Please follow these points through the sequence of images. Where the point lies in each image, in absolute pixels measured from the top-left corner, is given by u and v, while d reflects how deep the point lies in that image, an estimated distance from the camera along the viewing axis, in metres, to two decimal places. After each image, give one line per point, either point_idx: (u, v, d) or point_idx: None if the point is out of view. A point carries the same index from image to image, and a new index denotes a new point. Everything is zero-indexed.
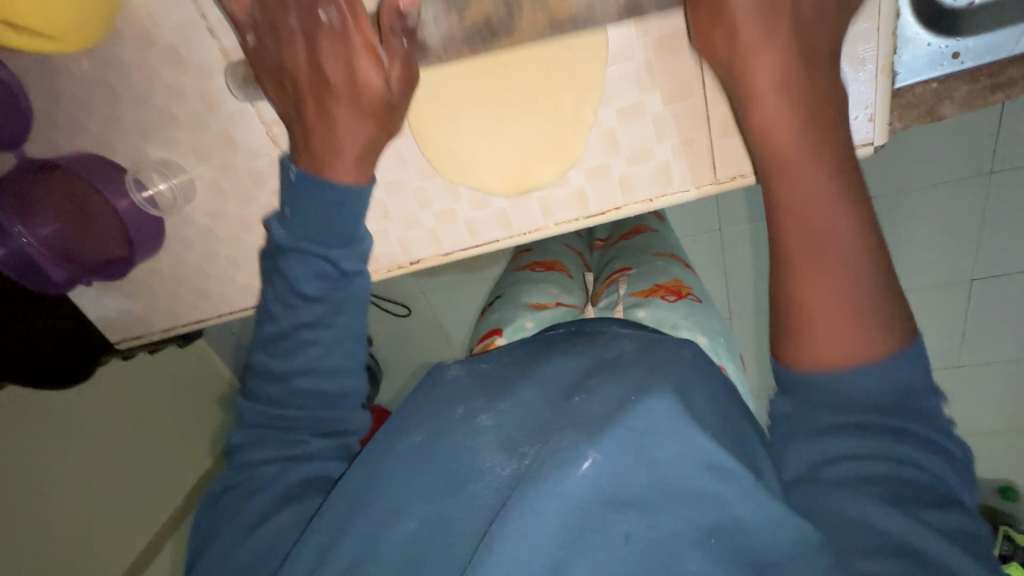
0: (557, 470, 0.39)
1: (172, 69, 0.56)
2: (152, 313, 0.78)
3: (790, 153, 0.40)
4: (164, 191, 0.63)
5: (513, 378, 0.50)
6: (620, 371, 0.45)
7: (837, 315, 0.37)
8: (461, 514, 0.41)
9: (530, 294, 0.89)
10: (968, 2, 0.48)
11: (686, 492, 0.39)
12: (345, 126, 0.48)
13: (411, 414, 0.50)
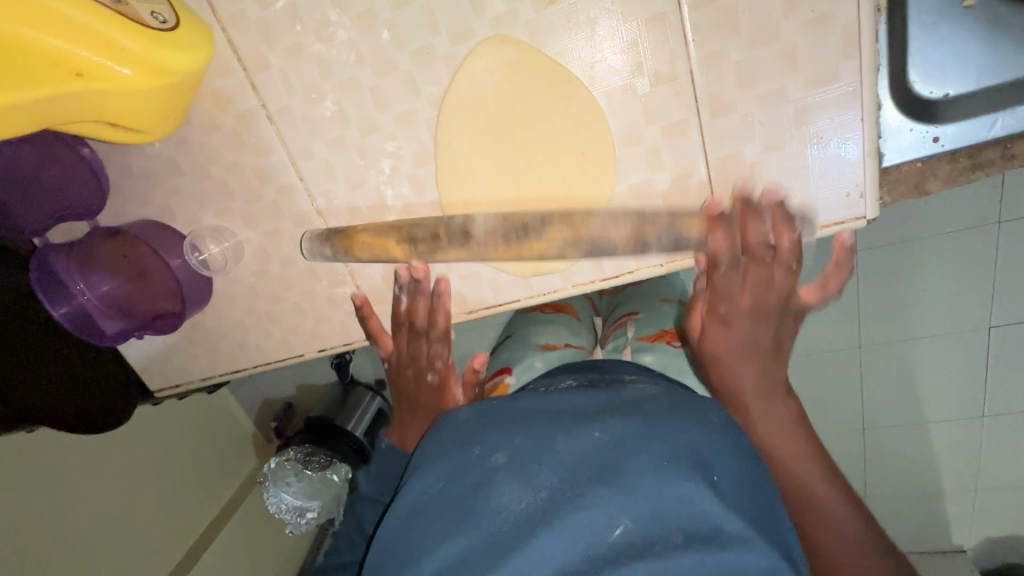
0: (582, 520, 0.48)
1: (231, 149, 0.64)
2: (192, 363, 0.83)
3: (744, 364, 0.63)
4: (216, 254, 0.70)
5: (525, 416, 0.60)
6: (618, 420, 0.56)
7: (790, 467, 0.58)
8: (488, 546, 0.49)
9: (540, 335, 0.98)
10: (943, 94, 0.53)
11: (672, 516, 0.49)
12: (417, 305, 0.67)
13: (438, 447, 0.60)
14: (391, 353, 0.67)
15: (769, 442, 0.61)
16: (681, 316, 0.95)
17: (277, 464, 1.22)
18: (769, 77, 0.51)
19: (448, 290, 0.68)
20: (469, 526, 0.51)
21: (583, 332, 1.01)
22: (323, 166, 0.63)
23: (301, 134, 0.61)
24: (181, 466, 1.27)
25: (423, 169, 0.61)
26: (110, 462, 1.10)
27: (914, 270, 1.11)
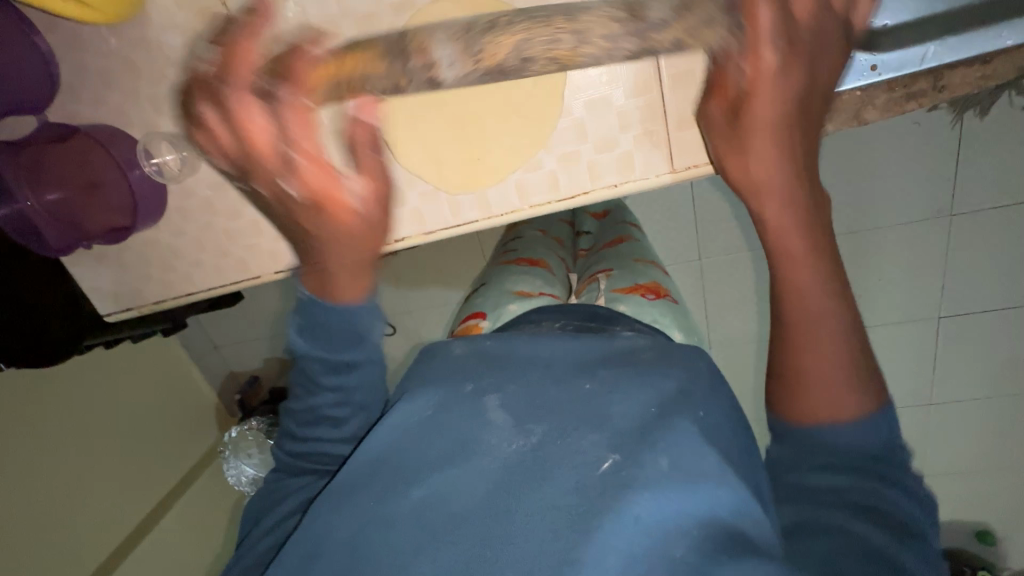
0: (567, 461, 0.51)
1: (190, 49, 0.63)
2: (145, 284, 0.81)
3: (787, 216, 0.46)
4: (170, 161, 0.69)
5: (521, 361, 0.64)
6: (609, 371, 0.60)
7: (818, 368, 0.45)
8: (472, 480, 0.52)
9: (516, 283, 0.96)
10: (884, 25, 0.55)
11: (682, 468, 0.49)
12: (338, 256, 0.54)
13: (434, 378, 0.64)
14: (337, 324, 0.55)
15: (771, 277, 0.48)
16: (652, 274, 0.98)
17: (239, 435, 1.40)
18: None
19: (407, 210, 0.69)
20: (459, 460, 0.54)
21: (558, 284, 1.02)
22: None
23: None
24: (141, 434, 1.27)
25: None
26: (69, 417, 1.10)
27: (870, 254, 1.16)
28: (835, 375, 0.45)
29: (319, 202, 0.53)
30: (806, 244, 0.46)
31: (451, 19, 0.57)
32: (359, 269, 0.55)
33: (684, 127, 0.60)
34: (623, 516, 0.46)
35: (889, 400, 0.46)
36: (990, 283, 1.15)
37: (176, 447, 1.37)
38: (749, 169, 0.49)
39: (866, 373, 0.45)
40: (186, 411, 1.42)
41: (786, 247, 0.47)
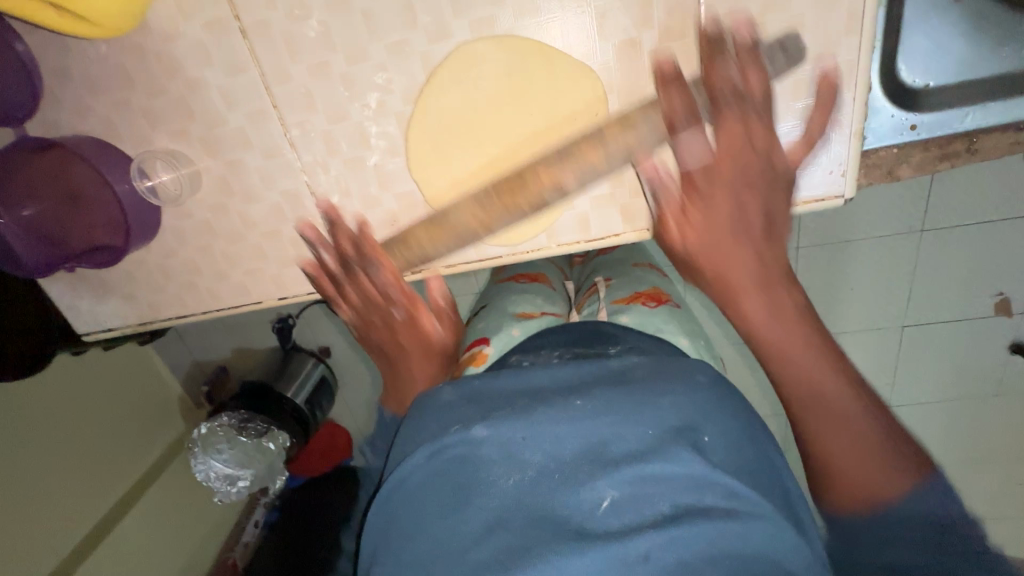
0: (571, 495, 0.51)
1: (195, 62, 0.57)
2: (129, 304, 0.75)
3: (803, 365, 0.52)
4: (167, 181, 0.63)
5: (507, 388, 0.62)
6: (601, 389, 0.58)
7: (860, 458, 0.49)
8: (473, 526, 0.51)
9: (516, 304, 0.93)
10: (925, 84, 0.56)
11: (687, 502, 0.50)
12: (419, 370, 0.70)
13: (416, 432, 0.60)
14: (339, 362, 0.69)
15: (775, 356, 0.54)
16: (650, 279, 0.95)
17: (209, 430, 1.27)
18: (777, 47, 0.51)
19: None
20: (459, 509, 0.52)
21: (558, 301, 0.98)
22: (300, 92, 0.57)
23: (279, 53, 0.55)
24: (101, 428, 1.16)
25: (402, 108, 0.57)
26: (15, 417, 0.99)
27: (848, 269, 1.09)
28: (869, 458, 0.49)
29: (380, 323, 0.69)
30: (775, 331, 0.54)
31: (484, 53, 0.54)
32: (412, 326, 0.69)
33: None
34: (632, 559, 0.47)
35: (932, 470, 0.48)
36: (961, 301, 1.09)
37: (140, 440, 1.26)
38: (735, 278, 0.54)
39: (894, 454, 0.49)
40: (149, 400, 1.31)
41: (746, 314, 0.55)
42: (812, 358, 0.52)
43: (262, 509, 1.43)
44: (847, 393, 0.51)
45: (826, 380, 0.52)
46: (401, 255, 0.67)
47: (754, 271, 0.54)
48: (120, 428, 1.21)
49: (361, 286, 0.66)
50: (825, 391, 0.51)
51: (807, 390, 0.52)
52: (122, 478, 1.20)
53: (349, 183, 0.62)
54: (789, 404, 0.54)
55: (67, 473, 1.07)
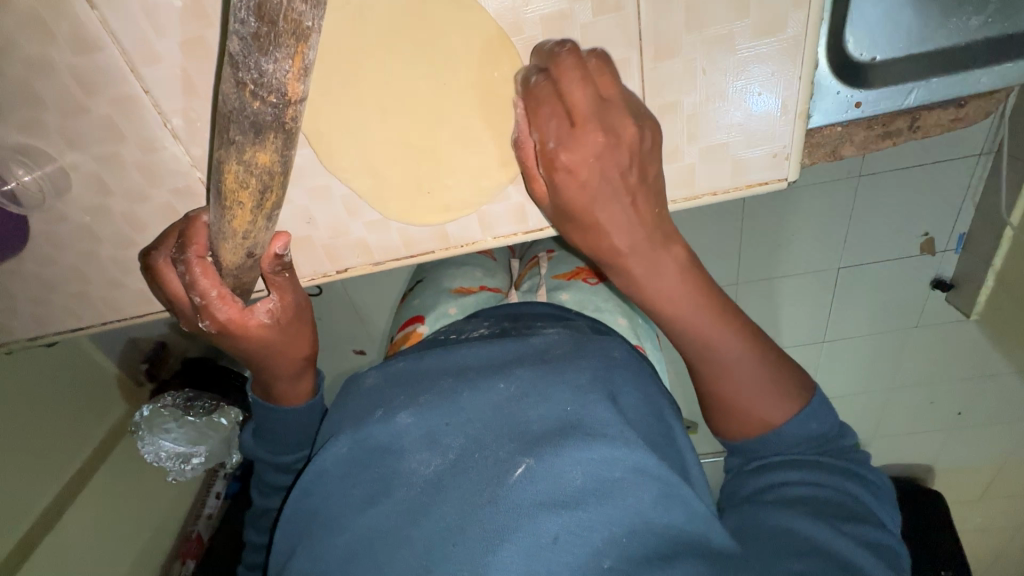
0: (488, 476, 0.48)
1: (31, 38, 0.46)
2: (11, 319, 0.66)
3: (724, 369, 0.51)
4: (28, 184, 0.53)
5: (437, 373, 0.60)
6: (524, 370, 0.56)
7: (755, 399, 0.51)
8: (392, 514, 0.49)
9: (454, 278, 0.88)
10: (871, 58, 0.53)
11: (606, 485, 0.47)
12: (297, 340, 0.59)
13: (346, 419, 0.58)
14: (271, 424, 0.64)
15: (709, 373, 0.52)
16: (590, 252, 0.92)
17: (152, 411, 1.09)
18: (719, 21, 0.46)
19: (350, 241, 0.60)
20: (379, 498, 0.50)
21: (499, 273, 0.94)
22: (176, 75, 0.48)
23: (139, 28, 0.46)
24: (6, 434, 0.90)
25: None
26: None
27: (785, 214, 1.08)
28: (763, 394, 0.51)
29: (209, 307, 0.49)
30: (730, 354, 0.51)
31: (379, 13, 0.45)
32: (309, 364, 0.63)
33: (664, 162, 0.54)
34: (542, 536, 0.44)
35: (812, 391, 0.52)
36: (889, 244, 1.11)
37: (64, 441, 1.01)
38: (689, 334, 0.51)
39: (784, 383, 0.51)
40: (80, 392, 1.06)
41: (699, 344, 0.51)
42: (746, 365, 0.51)
43: (223, 479, 1.26)
44: (730, 336, 0.51)
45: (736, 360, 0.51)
46: (323, 256, 0.61)
47: (698, 311, 0.50)
48: (35, 429, 0.95)
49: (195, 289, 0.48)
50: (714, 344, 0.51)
51: (713, 361, 0.51)
52: (42, 490, 0.95)
53: None
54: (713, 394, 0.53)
55: None
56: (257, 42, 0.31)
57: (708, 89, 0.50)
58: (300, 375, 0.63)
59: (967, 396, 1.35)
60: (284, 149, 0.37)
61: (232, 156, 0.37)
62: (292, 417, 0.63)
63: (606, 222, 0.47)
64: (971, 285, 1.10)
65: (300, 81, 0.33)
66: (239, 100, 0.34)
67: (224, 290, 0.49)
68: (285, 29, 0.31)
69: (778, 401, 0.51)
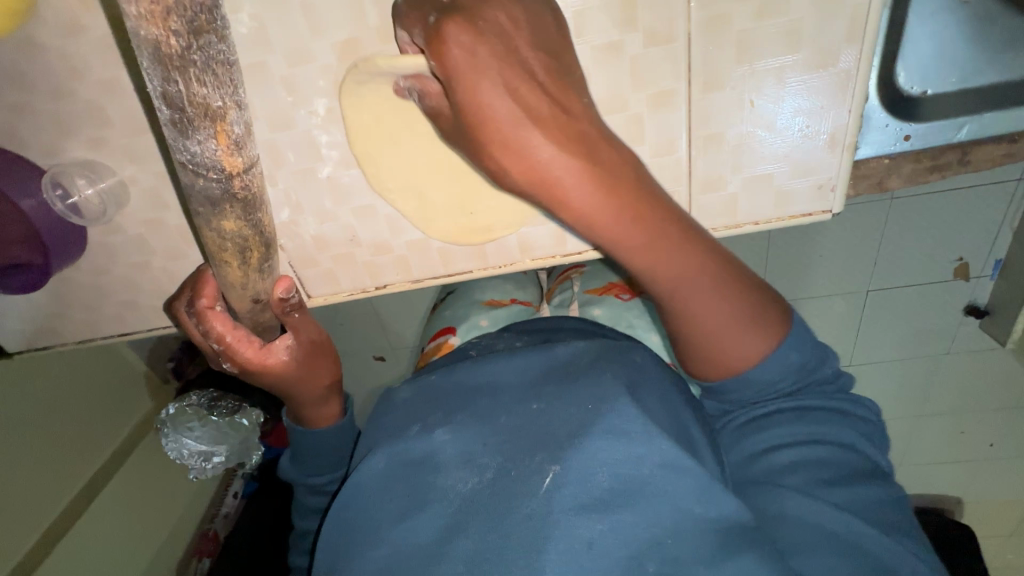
0: (524, 486, 0.48)
1: (104, 60, 0.48)
2: (63, 324, 0.68)
3: (694, 298, 0.46)
4: (90, 197, 0.56)
5: (465, 388, 0.60)
6: (551, 385, 0.56)
7: (725, 333, 0.47)
8: (430, 528, 0.49)
9: (484, 291, 0.89)
10: (922, 90, 0.52)
11: (638, 487, 0.47)
12: (321, 371, 0.64)
13: (385, 431, 0.59)
14: (305, 450, 0.68)
15: (675, 305, 0.47)
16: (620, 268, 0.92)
17: (178, 408, 1.09)
18: (770, 55, 0.47)
19: (391, 257, 0.61)
20: (416, 510, 0.50)
21: (530, 286, 0.93)
22: None
23: None
24: (38, 425, 0.93)
25: (341, 112, 0.51)
26: None
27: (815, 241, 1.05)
28: (738, 325, 0.47)
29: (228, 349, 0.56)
30: (697, 281, 0.46)
31: None
32: (336, 389, 0.67)
33: (707, 191, 0.54)
34: (578, 543, 0.45)
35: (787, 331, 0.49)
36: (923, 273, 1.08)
37: (94, 435, 1.04)
38: (652, 272, 0.46)
39: (758, 312, 0.48)
40: (108, 388, 1.09)
41: (668, 278, 0.46)
42: (719, 299, 0.46)
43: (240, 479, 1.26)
44: (699, 262, 0.45)
45: (705, 295, 0.46)
46: (364, 272, 0.62)
47: (677, 253, 0.45)
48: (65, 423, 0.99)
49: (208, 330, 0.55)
50: (686, 302, 0.46)
51: (676, 288, 0.46)
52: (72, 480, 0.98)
53: (299, 196, 0.56)
54: (676, 329, 0.49)
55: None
56: (177, 127, 0.39)
57: (755, 120, 0.50)
58: (328, 400, 0.67)
59: (1004, 427, 1.30)
60: (244, 215, 0.45)
61: (205, 226, 0.45)
62: (323, 437, 0.68)
63: (674, 274, 0.45)
64: (1007, 309, 1.05)
65: (231, 154, 0.41)
66: (188, 179, 0.42)
67: (241, 333, 0.56)
68: (195, 113, 0.39)
69: (754, 337, 0.48)
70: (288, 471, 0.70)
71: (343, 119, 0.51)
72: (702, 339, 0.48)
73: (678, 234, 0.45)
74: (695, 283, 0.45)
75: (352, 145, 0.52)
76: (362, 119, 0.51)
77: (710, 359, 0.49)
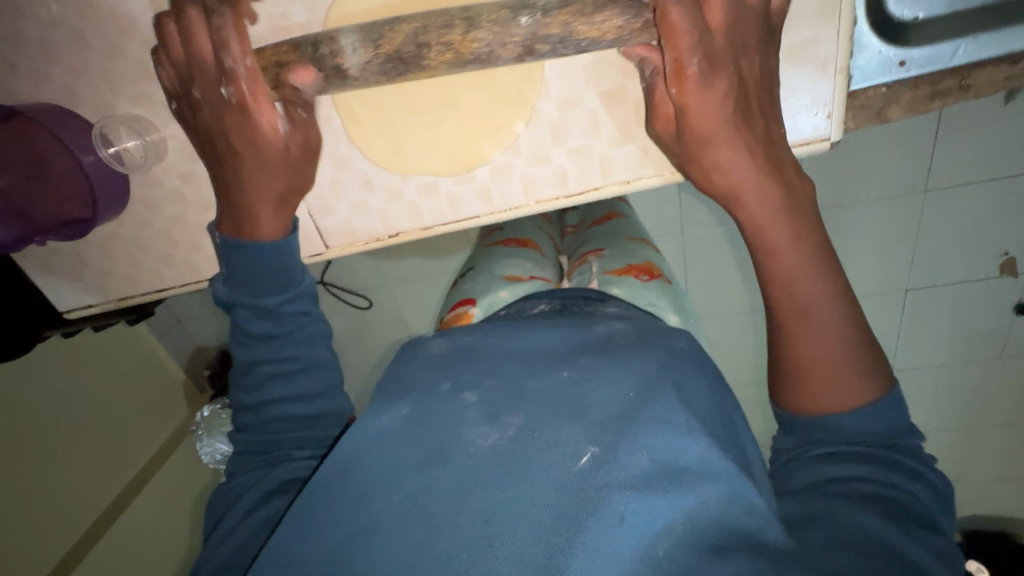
0: (552, 457, 0.43)
1: (150, 19, 0.55)
2: (108, 281, 0.74)
3: (820, 331, 0.46)
4: (132, 149, 0.61)
5: (500, 356, 0.58)
6: (588, 360, 0.55)
7: (826, 368, 0.46)
8: (444, 481, 0.43)
9: (505, 267, 0.92)
10: (914, 16, 0.54)
11: (681, 472, 0.44)
12: (292, 174, 0.56)
13: (404, 388, 0.56)
14: (254, 267, 0.54)
15: (789, 314, 0.47)
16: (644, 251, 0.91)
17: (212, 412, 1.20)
18: None
19: (403, 205, 0.64)
20: (435, 462, 0.45)
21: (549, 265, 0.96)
22: (261, 49, 0.55)
23: None
24: (93, 421, 1.03)
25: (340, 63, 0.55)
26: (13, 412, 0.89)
27: (839, 232, 1.03)
28: (845, 361, 0.46)
29: (191, 64, 0.50)
30: (825, 306, 0.46)
31: None
32: (287, 209, 0.56)
33: None
34: (607, 516, 0.40)
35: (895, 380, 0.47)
36: (963, 263, 1.03)
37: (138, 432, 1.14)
38: (763, 245, 0.47)
39: (865, 357, 0.46)
40: (152, 390, 1.19)
41: (779, 277, 0.47)
42: (843, 339, 0.46)
43: None
44: (817, 283, 0.46)
45: (822, 333, 0.46)
46: (378, 221, 0.66)
47: (789, 223, 0.46)
48: (114, 420, 1.08)
49: (189, 41, 0.49)
50: (812, 305, 0.46)
51: (803, 314, 0.46)
52: (120, 471, 1.08)
53: None
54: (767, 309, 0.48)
55: (56, 468, 0.94)
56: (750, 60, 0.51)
57: None
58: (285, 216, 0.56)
59: None
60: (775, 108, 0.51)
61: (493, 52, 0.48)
62: (274, 253, 0.54)
63: (725, 164, 0.48)
64: None
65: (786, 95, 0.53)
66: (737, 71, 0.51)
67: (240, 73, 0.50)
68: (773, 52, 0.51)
69: (861, 387, 0.45)
70: (223, 296, 0.55)
71: None
72: (831, 361, 0.46)
73: (792, 235, 0.47)
74: (825, 306, 0.46)
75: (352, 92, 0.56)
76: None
77: (806, 393, 0.47)
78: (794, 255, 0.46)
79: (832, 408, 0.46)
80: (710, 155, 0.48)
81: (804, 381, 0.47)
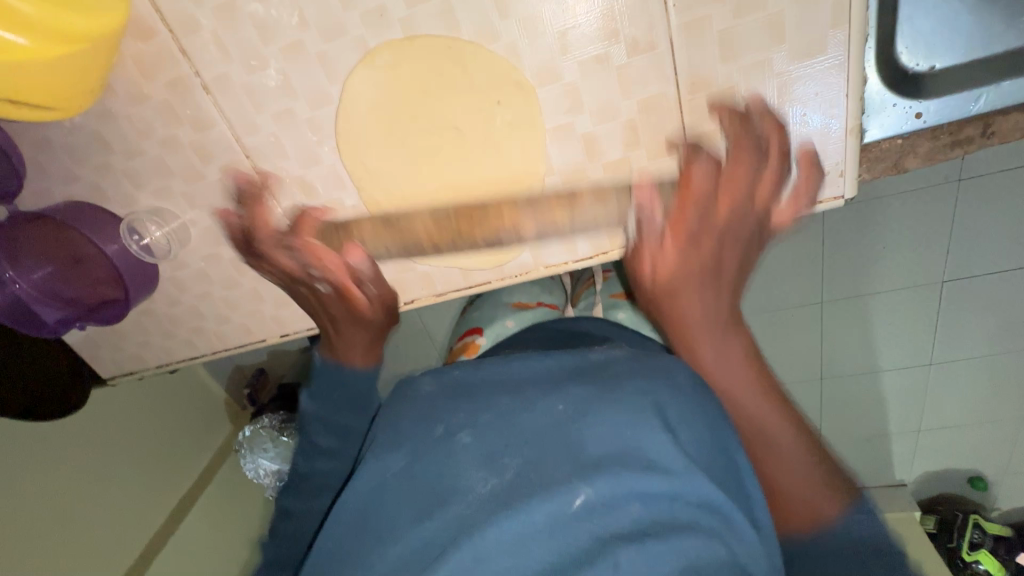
0: (545, 503, 0.41)
1: (164, 122, 0.57)
2: (146, 350, 0.78)
3: (775, 454, 0.46)
4: (159, 238, 0.64)
5: (490, 386, 0.52)
6: (578, 387, 0.48)
7: (791, 479, 0.45)
8: (447, 530, 0.42)
9: (513, 294, 0.92)
10: (930, 66, 0.52)
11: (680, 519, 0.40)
12: (354, 336, 0.67)
13: (401, 429, 0.50)
14: None
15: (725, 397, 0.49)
16: None
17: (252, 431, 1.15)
18: (754, 50, 0.48)
19: (415, 274, 0.65)
20: (437, 506, 0.44)
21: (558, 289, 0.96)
22: (270, 140, 0.57)
23: (243, 107, 0.55)
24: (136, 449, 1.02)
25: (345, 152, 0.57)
26: (48, 451, 0.87)
27: (866, 234, 0.98)
28: (807, 486, 0.44)
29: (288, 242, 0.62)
30: (736, 374, 0.49)
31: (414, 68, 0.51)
32: (377, 340, 0.68)
33: None
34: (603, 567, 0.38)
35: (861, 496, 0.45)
36: (999, 262, 0.99)
37: (184, 453, 1.12)
38: (709, 372, 0.50)
39: (825, 480, 0.44)
40: (196, 412, 1.17)
41: (727, 384, 0.49)
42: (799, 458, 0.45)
43: None
44: (768, 408, 0.47)
45: (780, 455, 0.46)
46: (392, 290, 0.67)
47: (740, 365, 0.50)
48: (158, 446, 1.06)
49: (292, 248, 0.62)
50: (764, 426, 0.47)
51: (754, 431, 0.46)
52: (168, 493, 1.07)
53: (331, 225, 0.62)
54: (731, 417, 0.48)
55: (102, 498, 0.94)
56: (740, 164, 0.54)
57: (744, 118, 0.51)
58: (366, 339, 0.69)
59: None
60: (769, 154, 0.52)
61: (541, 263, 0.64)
62: (350, 376, 0.67)
63: (688, 309, 0.51)
64: None
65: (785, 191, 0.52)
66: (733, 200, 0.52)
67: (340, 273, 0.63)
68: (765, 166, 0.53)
69: (831, 501, 0.44)
70: None
71: (346, 158, 0.57)
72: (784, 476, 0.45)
73: (714, 311, 0.51)
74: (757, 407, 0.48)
75: (359, 174, 0.58)
76: (371, 155, 0.56)
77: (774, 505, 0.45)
78: (693, 297, 0.51)
79: (798, 521, 0.44)
80: (675, 305, 0.52)
81: (764, 467, 0.46)
